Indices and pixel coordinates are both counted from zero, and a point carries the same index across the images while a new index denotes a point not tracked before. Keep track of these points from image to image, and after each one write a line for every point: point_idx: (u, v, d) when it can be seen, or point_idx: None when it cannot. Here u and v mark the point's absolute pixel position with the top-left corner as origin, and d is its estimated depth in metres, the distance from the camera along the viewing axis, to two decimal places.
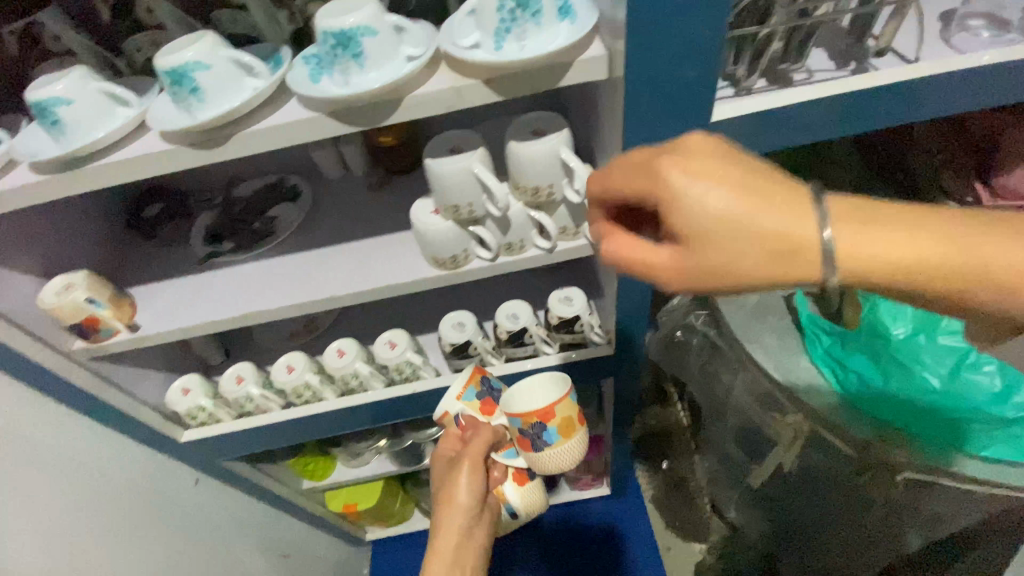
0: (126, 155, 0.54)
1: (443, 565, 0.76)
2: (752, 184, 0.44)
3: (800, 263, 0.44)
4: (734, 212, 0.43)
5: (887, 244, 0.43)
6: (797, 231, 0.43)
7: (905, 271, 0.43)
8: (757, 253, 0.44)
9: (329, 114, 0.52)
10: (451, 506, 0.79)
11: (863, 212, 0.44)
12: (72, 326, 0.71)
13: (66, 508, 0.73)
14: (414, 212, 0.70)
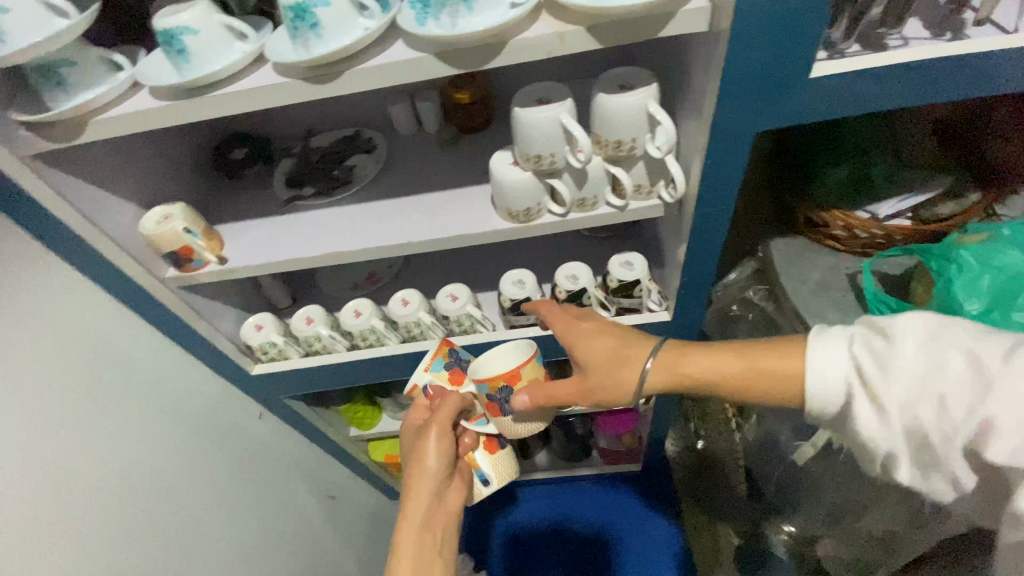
0: (243, 88, 0.57)
1: (414, 528, 0.75)
2: (611, 334, 0.71)
3: (630, 377, 0.68)
4: (593, 353, 0.71)
5: (702, 372, 0.64)
6: (627, 371, 0.69)
7: (718, 387, 0.63)
8: (607, 375, 0.70)
9: (435, 55, 0.55)
10: (421, 468, 0.79)
11: (689, 352, 0.66)
12: (167, 254, 0.75)
13: (151, 423, 0.79)
14: (493, 162, 0.72)
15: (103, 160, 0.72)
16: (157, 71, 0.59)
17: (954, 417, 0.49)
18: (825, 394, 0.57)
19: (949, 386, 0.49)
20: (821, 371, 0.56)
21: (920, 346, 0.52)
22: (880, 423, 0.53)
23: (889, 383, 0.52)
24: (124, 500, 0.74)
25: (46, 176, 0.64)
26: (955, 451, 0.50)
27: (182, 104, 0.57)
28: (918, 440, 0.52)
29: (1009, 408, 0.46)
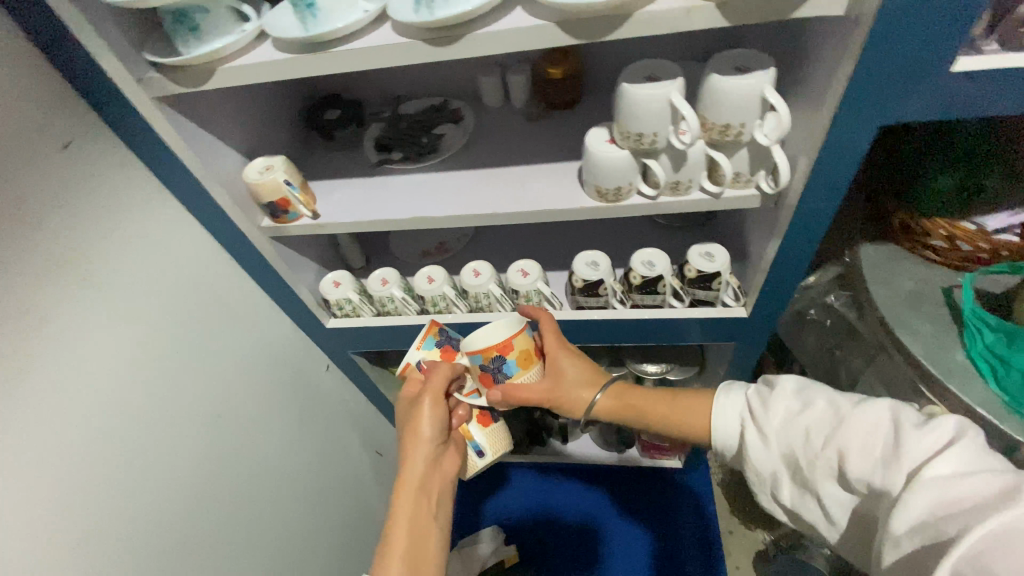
0: (363, 45, 0.59)
1: (409, 492, 0.76)
2: (582, 363, 0.84)
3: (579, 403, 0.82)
4: (562, 375, 0.82)
5: (639, 404, 0.79)
6: (586, 393, 0.83)
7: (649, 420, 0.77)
8: (567, 395, 0.82)
9: (557, 23, 0.54)
10: (416, 436, 0.80)
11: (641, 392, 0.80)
12: (266, 204, 0.78)
13: (234, 361, 0.85)
14: (587, 138, 0.71)
15: (219, 108, 0.74)
16: (282, 25, 0.61)
17: (814, 448, 0.58)
18: (725, 434, 0.69)
19: (813, 423, 0.59)
20: (719, 424, 0.69)
21: (796, 394, 0.63)
22: (762, 450, 0.63)
23: (770, 417, 0.63)
24: (211, 430, 0.79)
25: (174, 122, 0.67)
26: (820, 477, 0.58)
27: (307, 56, 0.59)
28: (795, 468, 0.60)
29: (853, 441, 0.55)
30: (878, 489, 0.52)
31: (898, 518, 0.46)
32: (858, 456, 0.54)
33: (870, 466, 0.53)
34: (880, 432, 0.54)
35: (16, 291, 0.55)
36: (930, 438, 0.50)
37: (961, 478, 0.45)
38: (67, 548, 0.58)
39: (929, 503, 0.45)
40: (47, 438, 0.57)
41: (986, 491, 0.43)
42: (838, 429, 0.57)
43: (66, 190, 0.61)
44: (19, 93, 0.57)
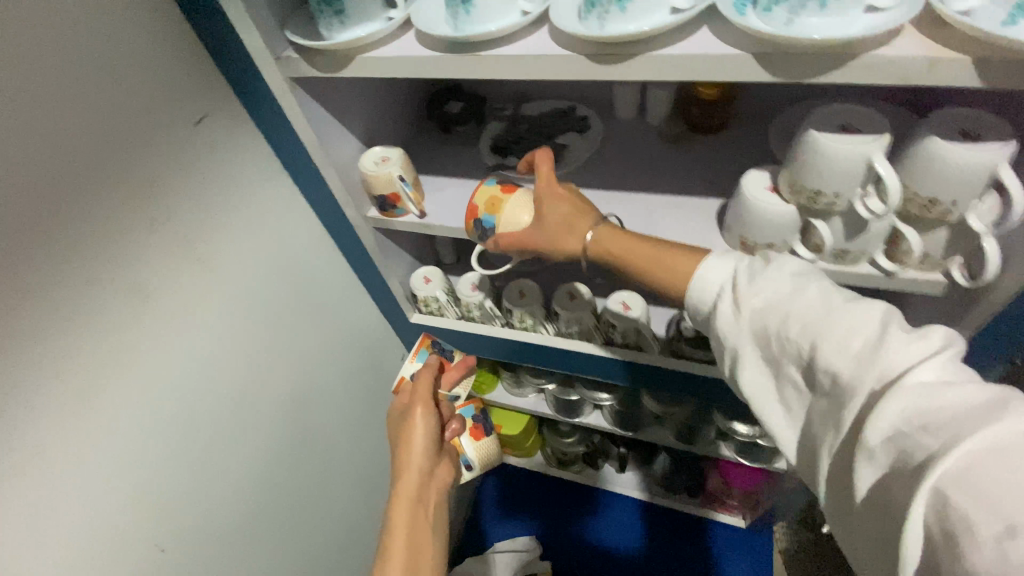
0: (518, 53, 0.52)
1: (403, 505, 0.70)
2: (573, 201, 0.60)
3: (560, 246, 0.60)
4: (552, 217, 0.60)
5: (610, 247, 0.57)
6: (574, 235, 0.59)
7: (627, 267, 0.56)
8: (555, 239, 0.60)
9: (755, 55, 0.45)
10: (408, 448, 0.75)
11: (624, 236, 0.57)
12: (377, 197, 0.75)
13: (320, 348, 0.84)
14: (742, 181, 0.61)
15: (347, 95, 0.71)
16: (430, 18, 0.56)
17: (787, 331, 0.43)
18: (701, 296, 0.52)
19: (801, 308, 0.43)
20: (706, 272, 0.51)
21: (793, 274, 0.46)
22: (728, 329, 0.48)
23: (752, 294, 0.46)
24: (290, 414, 0.79)
25: (303, 106, 0.64)
26: (786, 360, 0.43)
27: (453, 56, 0.54)
28: (764, 350, 0.45)
29: (839, 330, 0.40)
30: (843, 386, 0.39)
31: (870, 432, 0.36)
32: (843, 351, 0.39)
33: (844, 361, 0.39)
34: (870, 328, 0.39)
35: (134, 266, 0.55)
36: (921, 345, 0.37)
37: (944, 386, 0.34)
38: (145, 523, 0.58)
39: (903, 411, 0.35)
40: (143, 412, 0.57)
41: (974, 399, 0.33)
42: (824, 317, 0.41)
43: (191, 167, 0.60)
44: (162, 65, 0.56)
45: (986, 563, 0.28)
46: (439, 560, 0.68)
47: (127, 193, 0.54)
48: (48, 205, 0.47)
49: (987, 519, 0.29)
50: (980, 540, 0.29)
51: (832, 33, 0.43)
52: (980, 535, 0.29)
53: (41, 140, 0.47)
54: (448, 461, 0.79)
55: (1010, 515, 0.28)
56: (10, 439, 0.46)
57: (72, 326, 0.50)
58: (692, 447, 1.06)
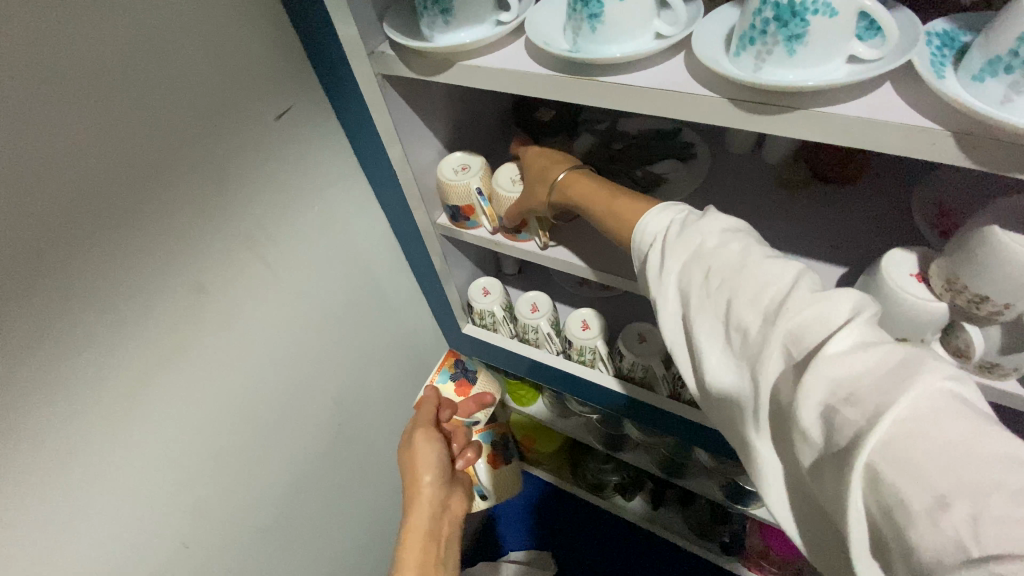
0: (644, 84, 0.44)
1: (417, 539, 0.66)
2: (551, 156, 0.61)
3: (535, 195, 0.60)
4: (533, 170, 0.61)
5: (572, 192, 0.56)
6: (545, 179, 0.59)
7: (590, 211, 0.54)
8: (531, 192, 0.61)
9: (954, 132, 0.36)
10: (416, 479, 0.70)
11: (585, 183, 0.56)
12: (450, 205, 0.69)
13: (370, 351, 0.81)
14: (882, 261, 0.51)
15: (436, 96, 0.65)
16: (546, 30, 0.50)
17: (707, 288, 0.40)
18: (639, 242, 0.47)
19: (719, 263, 0.40)
20: (644, 223, 0.47)
21: (724, 230, 0.42)
22: (654, 287, 0.44)
23: (677, 246, 0.43)
24: (332, 416, 0.77)
25: (389, 105, 0.58)
26: (703, 318, 0.40)
27: (566, 77, 0.47)
28: (685, 308, 0.42)
29: (755, 286, 0.37)
30: (755, 343, 0.36)
31: (801, 411, 0.32)
32: (759, 309, 0.37)
33: (753, 316, 0.37)
34: (782, 283, 0.37)
35: (196, 264, 0.53)
36: (834, 306, 0.34)
37: (860, 351, 0.32)
38: (174, 521, 0.57)
39: (827, 385, 0.31)
40: (188, 411, 0.56)
41: (889, 360, 0.31)
42: (740, 273, 0.38)
43: (265, 162, 0.57)
44: (251, 53, 0.52)
45: (926, 541, 0.26)
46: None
47: (198, 188, 0.51)
48: (119, 200, 0.45)
49: (918, 492, 0.27)
50: (915, 516, 0.27)
51: None
52: (913, 510, 0.27)
53: (119, 131, 0.44)
54: (463, 488, 0.74)
55: (939, 485, 0.26)
56: (52, 436, 0.45)
57: (127, 324, 0.48)
58: (739, 507, 0.96)
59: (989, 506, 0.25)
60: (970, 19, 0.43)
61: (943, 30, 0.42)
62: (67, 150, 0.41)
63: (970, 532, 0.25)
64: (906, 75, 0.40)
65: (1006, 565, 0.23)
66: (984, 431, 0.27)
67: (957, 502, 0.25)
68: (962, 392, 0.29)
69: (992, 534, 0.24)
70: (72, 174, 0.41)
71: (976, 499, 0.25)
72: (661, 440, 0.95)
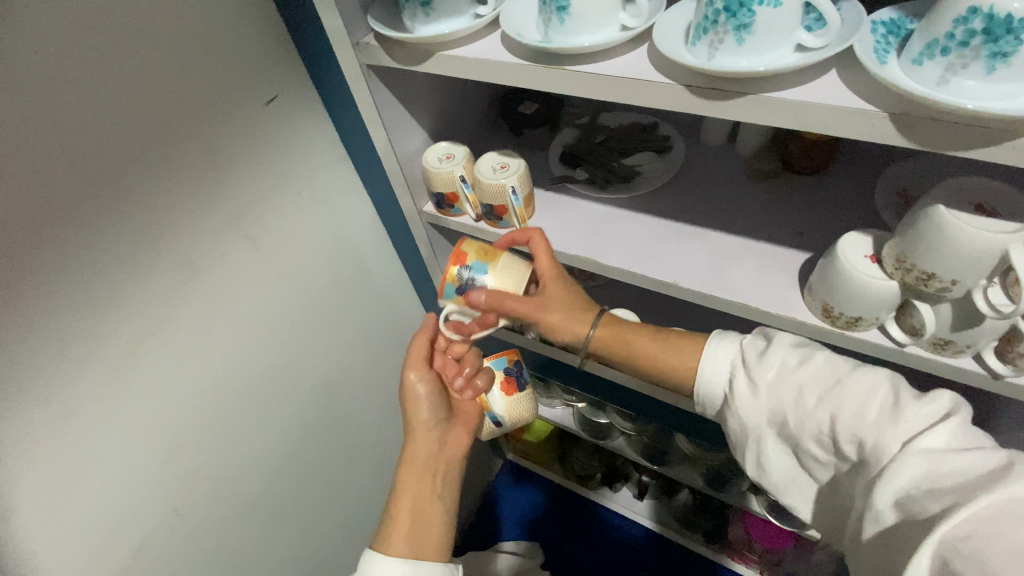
0: (609, 71, 0.47)
1: (409, 475, 0.66)
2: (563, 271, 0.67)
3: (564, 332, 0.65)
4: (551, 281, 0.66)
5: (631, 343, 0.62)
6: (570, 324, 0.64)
7: (647, 359, 0.61)
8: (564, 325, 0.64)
9: (891, 113, 0.39)
10: (413, 419, 0.71)
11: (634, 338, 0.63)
12: (435, 193, 0.71)
13: (359, 335, 0.84)
14: (839, 242, 0.54)
15: (421, 88, 0.68)
16: (521, 23, 0.53)
17: (805, 406, 0.47)
18: (711, 379, 0.55)
19: (809, 381, 0.47)
20: (710, 357, 0.55)
21: (795, 347, 0.50)
22: (749, 408, 0.51)
23: (763, 367, 0.50)
24: (320, 396, 0.80)
25: (375, 93, 0.61)
26: (805, 435, 0.47)
27: (537, 66, 0.49)
28: (779, 426, 0.49)
29: (855, 401, 0.44)
30: (868, 454, 0.42)
31: (878, 496, 0.39)
32: (862, 424, 0.43)
33: (859, 427, 0.43)
34: (878, 396, 0.44)
35: (188, 241, 0.55)
36: (927, 411, 0.41)
37: (952, 454, 0.37)
38: (165, 490, 0.60)
39: (916, 475, 0.38)
40: (179, 382, 0.59)
41: (979, 466, 0.36)
42: (835, 389, 0.46)
43: (255, 147, 0.59)
44: (242, 43, 0.55)
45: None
46: (446, 529, 0.63)
47: (192, 169, 0.54)
48: (111, 177, 0.47)
49: None
50: None
51: (987, 104, 0.36)
52: None
53: (114, 112, 0.46)
54: (465, 425, 0.73)
55: None
56: (47, 401, 0.47)
57: (121, 297, 0.51)
58: (718, 493, 0.98)
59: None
60: (917, 9, 0.46)
61: (889, 19, 0.45)
62: (63, 128, 0.43)
63: None
64: (850, 61, 0.43)
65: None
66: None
67: None
68: None
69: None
70: (68, 151, 0.44)
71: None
72: (639, 425, 0.98)
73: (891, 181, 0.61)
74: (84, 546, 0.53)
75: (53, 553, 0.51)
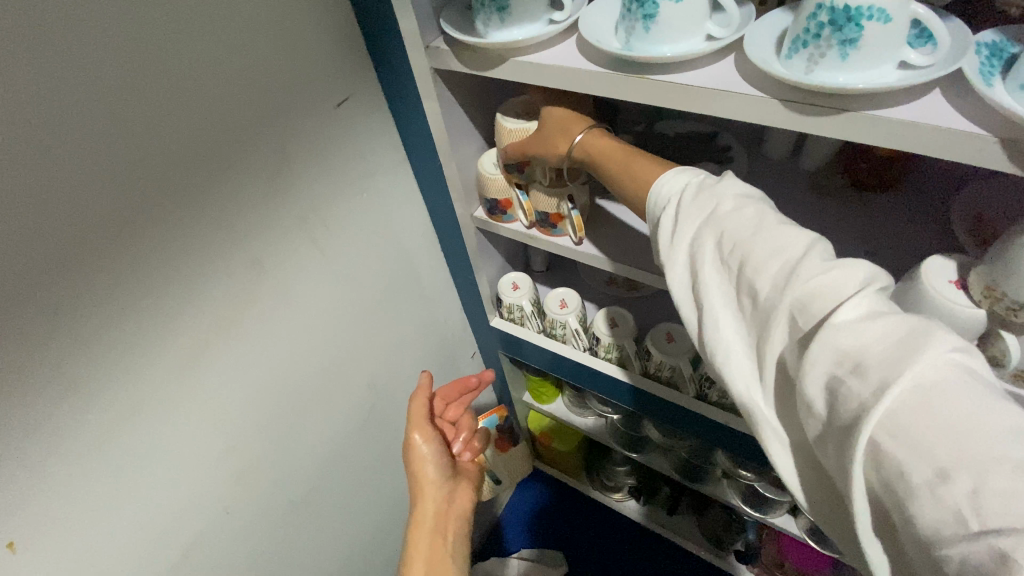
0: (695, 82, 0.46)
1: (421, 536, 0.68)
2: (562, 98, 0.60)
3: (554, 147, 0.58)
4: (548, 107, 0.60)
5: (603, 168, 0.52)
6: (558, 138, 0.57)
7: (611, 184, 0.51)
8: (550, 141, 0.58)
9: (1003, 138, 0.37)
10: (419, 475, 0.72)
11: (609, 158, 0.52)
12: (488, 199, 0.70)
13: (403, 339, 0.83)
14: (920, 266, 0.52)
15: (481, 91, 0.67)
16: (600, 29, 0.52)
17: (720, 253, 0.38)
18: (655, 204, 0.45)
19: (732, 225, 0.38)
20: (661, 183, 0.45)
21: (737, 194, 0.40)
22: (665, 251, 0.42)
23: (692, 209, 0.41)
24: (365, 398, 0.79)
25: (439, 95, 0.61)
26: (711, 289, 0.38)
27: (617, 74, 0.48)
28: (691, 277, 0.40)
29: (769, 249, 0.35)
30: (765, 312, 0.34)
31: (804, 385, 0.31)
32: (769, 274, 0.34)
33: (772, 275, 0.34)
34: (797, 248, 0.35)
35: (255, 242, 0.55)
36: (843, 271, 0.33)
37: (869, 320, 0.30)
38: (219, 488, 0.60)
39: (831, 355, 0.30)
40: (237, 381, 0.58)
41: (900, 332, 0.29)
42: (755, 235, 0.36)
43: (322, 149, 0.59)
44: (315, 44, 0.55)
45: (927, 513, 0.26)
46: None
47: (263, 169, 0.54)
48: (191, 177, 0.48)
49: (920, 465, 0.26)
50: (916, 488, 0.26)
51: None
52: (915, 483, 0.26)
53: (196, 112, 0.47)
54: (469, 482, 0.75)
55: (941, 457, 0.26)
56: (117, 396, 0.47)
57: (189, 295, 0.51)
58: (757, 513, 0.95)
59: (991, 479, 0.24)
60: (1020, 32, 0.44)
61: (993, 40, 0.43)
62: (151, 129, 0.44)
63: (970, 504, 0.25)
64: (955, 82, 0.41)
65: (1007, 540, 0.23)
66: (984, 402, 0.26)
67: (958, 476, 0.25)
68: (970, 364, 0.28)
69: (992, 507, 0.24)
70: (150, 150, 0.44)
71: (979, 470, 0.25)
72: (679, 440, 0.96)
73: (967, 205, 0.58)
74: (143, 539, 0.53)
75: (111, 547, 0.51)
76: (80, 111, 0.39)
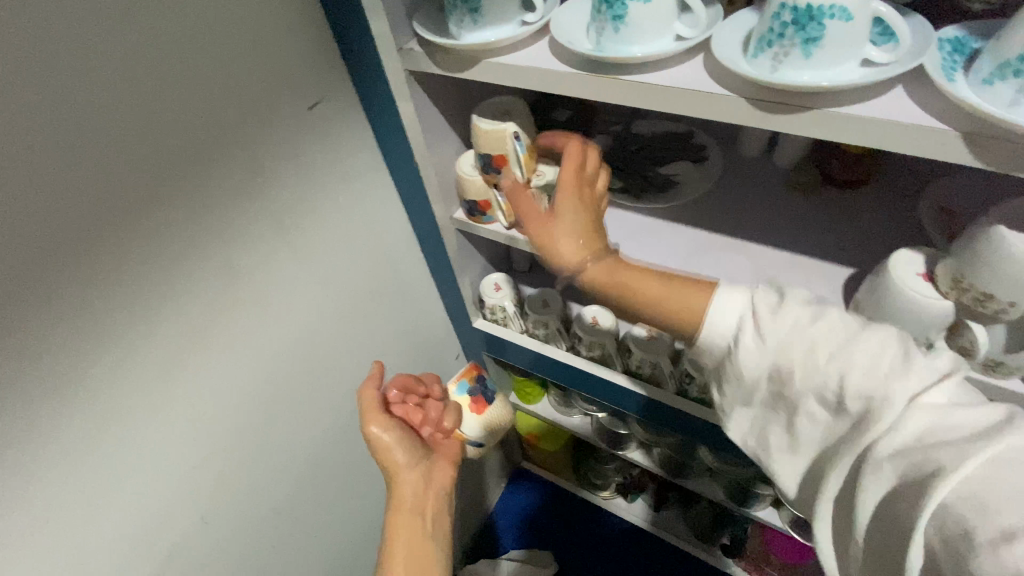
0: (666, 82, 0.46)
1: (398, 522, 0.64)
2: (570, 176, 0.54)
3: (570, 254, 0.52)
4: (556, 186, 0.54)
5: (632, 290, 0.50)
6: (570, 244, 0.53)
7: (649, 312, 0.50)
8: (565, 245, 0.53)
9: (962, 132, 0.38)
10: (389, 461, 0.69)
11: (639, 280, 0.50)
12: (468, 200, 0.70)
13: (386, 342, 0.83)
14: (888, 260, 0.53)
15: (458, 93, 0.67)
16: (572, 30, 0.52)
17: (813, 364, 0.40)
18: (713, 336, 0.46)
19: (822, 337, 0.40)
20: (717, 311, 0.45)
21: (811, 298, 0.42)
22: (749, 362, 0.43)
23: (775, 322, 0.42)
24: (348, 403, 0.78)
25: (414, 97, 0.60)
26: (806, 395, 0.40)
27: (589, 75, 0.48)
28: (777, 383, 0.42)
29: (865, 359, 0.38)
30: (866, 415, 0.37)
31: (884, 459, 0.35)
32: (865, 381, 0.37)
33: (872, 383, 0.37)
34: (889, 351, 0.38)
35: (229, 247, 0.55)
36: (929, 368, 0.37)
37: (957, 409, 0.35)
38: (198, 497, 0.59)
39: (917, 438, 0.35)
40: (213, 388, 0.58)
41: (984, 422, 0.34)
42: (848, 343, 0.39)
43: (296, 152, 0.59)
44: (287, 46, 0.54)
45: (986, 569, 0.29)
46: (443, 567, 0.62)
47: (235, 173, 0.53)
48: (160, 181, 0.47)
49: (985, 523, 0.30)
50: (977, 543, 0.30)
51: None
52: (978, 538, 0.30)
53: (164, 115, 0.46)
54: (446, 460, 0.73)
55: (1008, 520, 0.29)
56: (89, 407, 0.46)
57: (162, 301, 0.50)
58: (742, 506, 0.96)
59: None
60: (977, 28, 0.45)
61: (954, 37, 0.44)
62: (117, 133, 0.43)
63: None
64: (916, 79, 0.42)
65: None
66: None
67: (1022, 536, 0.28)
68: None
69: None
70: (117, 155, 0.43)
71: None
72: (664, 437, 0.96)
73: (935, 198, 0.59)
74: (118, 550, 0.52)
75: (86, 560, 0.50)
76: (42, 115, 0.38)
